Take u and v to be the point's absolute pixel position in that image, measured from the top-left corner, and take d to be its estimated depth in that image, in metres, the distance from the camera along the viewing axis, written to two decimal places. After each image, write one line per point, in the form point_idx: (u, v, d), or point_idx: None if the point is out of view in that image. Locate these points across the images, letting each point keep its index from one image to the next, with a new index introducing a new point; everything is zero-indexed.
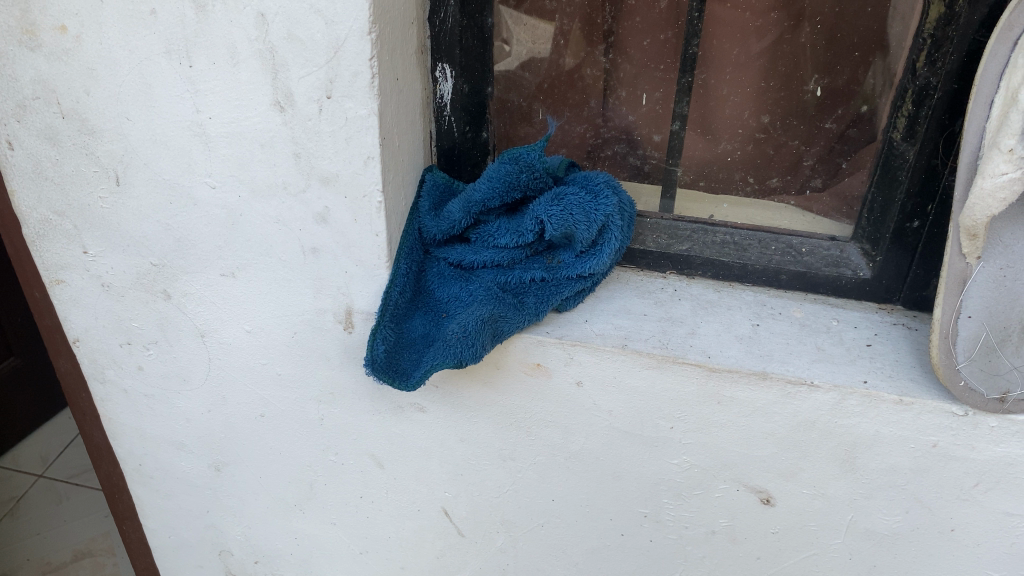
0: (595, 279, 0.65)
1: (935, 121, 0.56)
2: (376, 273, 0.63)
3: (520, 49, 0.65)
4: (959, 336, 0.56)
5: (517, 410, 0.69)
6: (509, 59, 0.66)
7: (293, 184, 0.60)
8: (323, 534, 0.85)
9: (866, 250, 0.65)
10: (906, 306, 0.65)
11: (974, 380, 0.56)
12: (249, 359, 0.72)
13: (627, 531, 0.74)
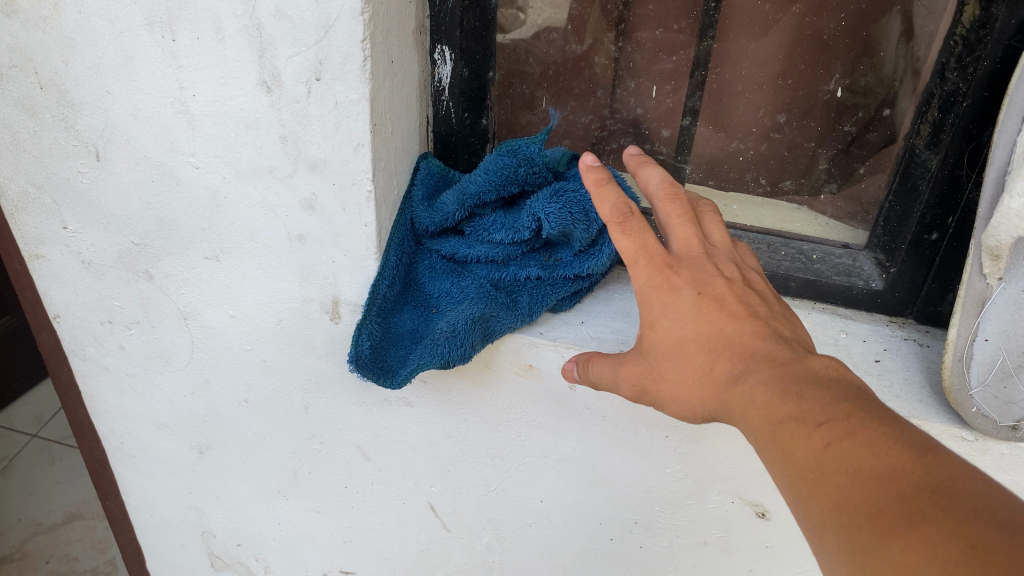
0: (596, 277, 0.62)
1: (961, 130, 0.53)
2: (364, 264, 0.60)
3: (535, 16, 0.61)
4: (974, 360, 0.53)
5: (508, 410, 0.67)
6: (523, 27, 0.61)
7: (279, 168, 0.58)
8: (306, 521, 0.83)
9: (879, 261, 0.62)
10: (918, 321, 0.62)
11: (987, 406, 0.53)
12: (233, 344, 0.70)
13: (617, 536, 0.72)
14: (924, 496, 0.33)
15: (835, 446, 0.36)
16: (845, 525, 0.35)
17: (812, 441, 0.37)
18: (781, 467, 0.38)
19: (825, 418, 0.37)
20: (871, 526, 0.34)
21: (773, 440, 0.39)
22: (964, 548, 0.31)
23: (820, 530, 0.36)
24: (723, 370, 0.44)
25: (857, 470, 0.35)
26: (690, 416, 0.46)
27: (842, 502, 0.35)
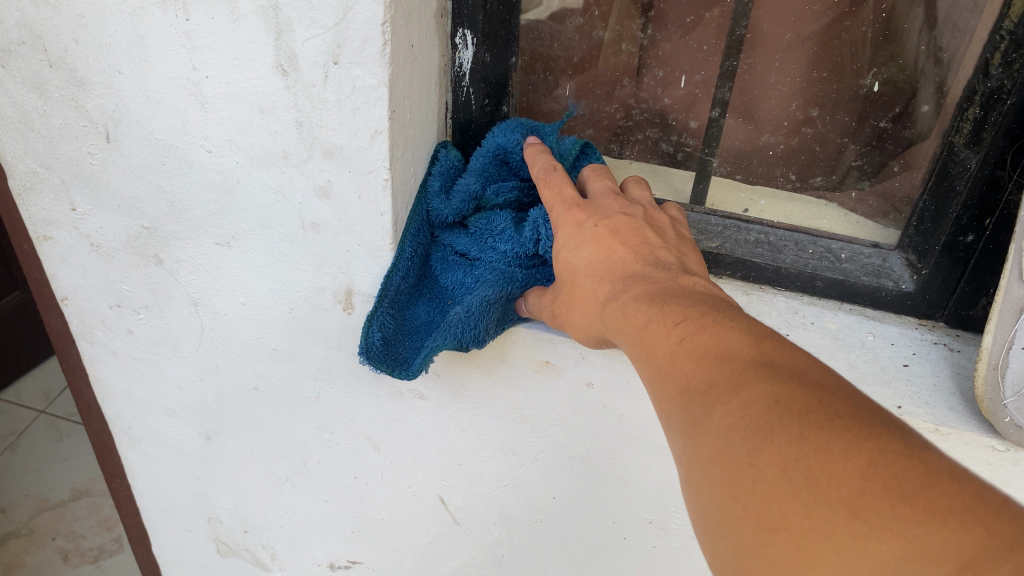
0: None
1: (1004, 128, 0.51)
2: (379, 255, 0.59)
3: None
4: (1010, 368, 0.51)
5: (522, 406, 0.65)
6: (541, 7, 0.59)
7: (294, 154, 0.56)
8: (314, 510, 0.82)
9: (910, 261, 0.60)
10: (949, 325, 0.61)
11: (1021, 416, 0.51)
12: (243, 331, 0.68)
13: (630, 535, 0.70)
14: (751, 370, 0.34)
15: (681, 338, 0.38)
16: (683, 405, 0.36)
17: (665, 333, 0.39)
18: (646, 369, 0.40)
19: (681, 318, 0.39)
20: (705, 403, 0.35)
21: (637, 338, 0.41)
22: (769, 405, 0.32)
23: (668, 414, 0.37)
24: (603, 289, 0.47)
25: (702, 355, 0.36)
26: (589, 337, 0.50)
27: (685, 386, 0.36)
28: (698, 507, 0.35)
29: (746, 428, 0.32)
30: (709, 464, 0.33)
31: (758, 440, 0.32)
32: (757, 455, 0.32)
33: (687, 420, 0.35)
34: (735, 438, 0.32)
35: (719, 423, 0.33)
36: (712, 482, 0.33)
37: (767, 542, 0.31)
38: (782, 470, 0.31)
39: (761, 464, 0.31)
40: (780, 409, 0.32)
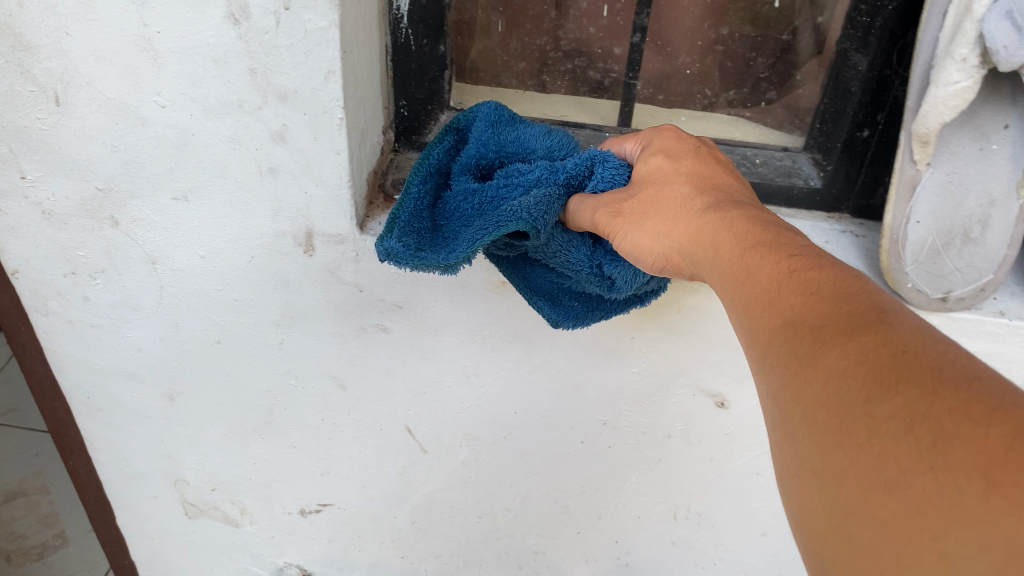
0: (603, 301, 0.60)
1: (887, 31, 0.58)
2: (337, 193, 0.62)
3: None
4: (908, 241, 0.59)
5: (480, 327, 0.70)
6: None
7: (248, 102, 0.58)
8: (282, 457, 0.85)
9: (816, 160, 0.68)
10: (854, 215, 0.68)
11: (919, 282, 0.59)
12: (203, 285, 0.71)
13: (587, 439, 0.76)
14: (877, 315, 0.34)
15: (794, 273, 0.37)
16: (788, 340, 0.35)
17: (774, 264, 0.38)
18: (738, 294, 0.40)
19: (796, 257, 0.38)
20: (812, 334, 0.34)
21: (733, 266, 0.41)
22: (895, 353, 0.31)
23: (766, 348, 0.36)
24: (697, 200, 0.48)
25: (815, 293, 0.36)
26: (641, 256, 0.50)
27: (796, 322, 0.35)
28: (789, 444, 0.33)
29: (865, 362, 0.31)
30: (816, 409, 0.32)
31: (878, 372, 0.31)
32: (875, 405, 0.30)
33: (791, 354, 0.34)
34: (850, 382, 0.31)
35: (832, 362, 0.32)
36: (813, 425, 0.32)
37: (868, 469, 0.29)
38: (906, 424, 0.29)
39: (875, 397, 0.30)
40: (910, 356, 0.31)
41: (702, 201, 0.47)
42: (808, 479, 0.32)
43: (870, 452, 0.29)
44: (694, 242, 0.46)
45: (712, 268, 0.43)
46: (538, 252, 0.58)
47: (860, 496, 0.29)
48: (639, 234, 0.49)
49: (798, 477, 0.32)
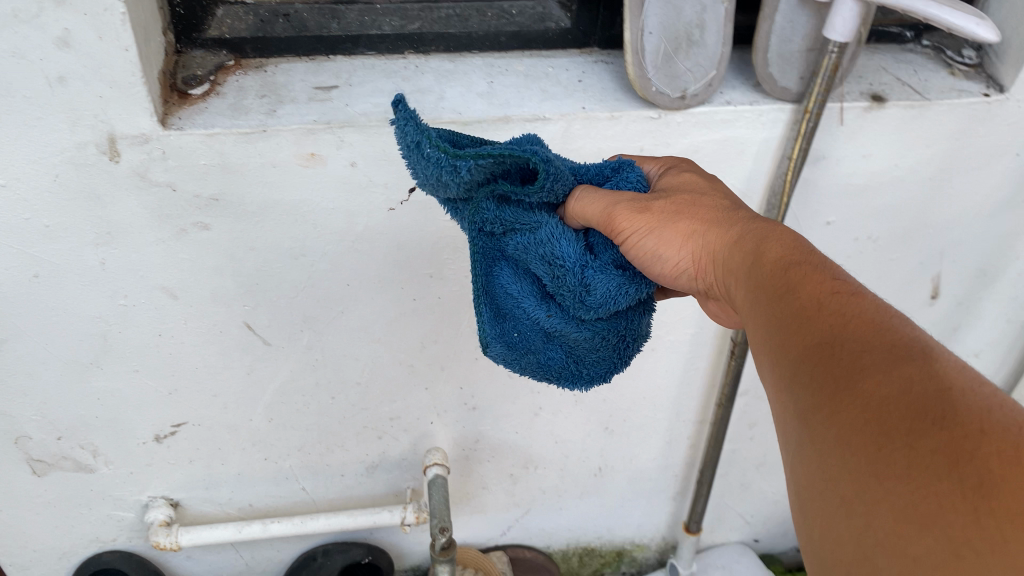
0: (553, 330, 0.60)
1: None
2: (134, 92, 0.65)
3: None
4: (645, 52, 0.69)
5: (299, 206, 0.75)
6: None
7: (23, 10, 0.59)
8: (127, 385, 0.86)
9: (563, 3, 0.78)
10: (600, 47, 0.81)
11: (661, 86, 0.71)
12: (8, 216, 0.70)
13: (418, 295, 0.84)
14: (915, 343, 0.38)
15: (837, 296, 0.42)
16: (825, 360, 0.39)
17: (818, 286, 0.43)
18: (772, 314, 0.45)
19: (836, 285, 0.42)
20: (848, 361, 0.38)
21: (771, 283, 0.46)
22: (939, 388, 0.35)
23: (802, 365, 0.41)
24: (721, 212, 0.55)
25: (853, 316, 0.40)
26: (655, 257, 0.56)
27: (837, 336, 0.40)
28: (817, 464, 0.37)
29: (904, 389, 0.35)
30: (854, 428, 0.36)
31: (913, 398, 0.35)
32: (917, 441, 0.34)
33: (830, 372, 0.39)
34: (890, 414, 0.35)
35: (874, 390, 0.36)
36: (848, 441, 0.36)
37: (896, 483, 0.33)
38: (947, 464, 0.32)
39: (914, 424, 0.34)
40: (953, 393, 0.34)
41: (721, 215, 0.55)
42: (829, 488, 0.37)
43: (898, 467, 0.34)
44: (722, 248, 0.53)
45: (748, 276, 0.49)
46: (520, 248, 0.58)
47: (885, 514, 0.33)
48: (659, 238, 0.55)
49: (823, 497, 0.37)
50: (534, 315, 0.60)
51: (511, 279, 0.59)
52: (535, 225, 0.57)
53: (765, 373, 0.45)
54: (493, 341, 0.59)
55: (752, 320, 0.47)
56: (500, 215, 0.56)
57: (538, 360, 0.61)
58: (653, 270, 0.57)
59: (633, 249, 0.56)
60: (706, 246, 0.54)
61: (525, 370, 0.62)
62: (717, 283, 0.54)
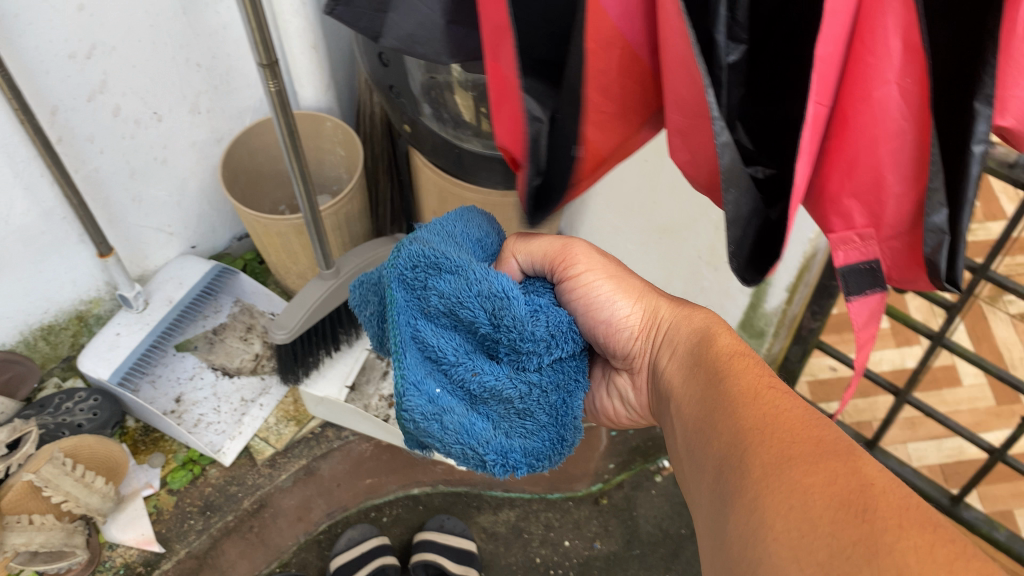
0: (479, 389, 0.66)
1: None
2: None
3: None
4: None
5: None
6: None
7: None
8: None
9: None
10: None
11: None
12: None
13: None
14: (840, 445, 0.52)
15: (767, 392, 0.58)
16: (754, 447, 0.54)
17: (758, 383, 0.59)
18: (714, 403, 0.61)
19: (769, 387, 0.59)
20: (788, 448, 0.53)
21: (721, 367, 0.64)
22: (856, 488, 0.48)
23: (730, 454, 0.55)
24: (652, 295, 0.76)
25: (784, 422, 0.55)
26: (607, 294, 0.74)
27: (768, 426, 0.55)
28: (740, 525, 0.50)
29: (829, 483, 0.49)
30: (782, 498, 0.49)
31: (836, 490, 0.48)
32: (838, 526, 0.46)
33: (767, 459, 0.52)
34: (813, 498, 0.48)
35: (805, 477, 0.50)
36: (779, 519, 0.48)
37: (821, 564, 0.44)
38: (860, 543, 0.44)
39: (836, 516, 0.47)
40: (870, 489, 0.48)
41: (654, 295, 0.76)
42: (754, 522, 0.50)
43: (825, 541, 0.45)
44: (664, 314, 0.74)
45: (705, 347, 0.68)
46: (446, 291, 0.63)
47: (806, 564, 0.45)
48: (604, 289, 0.74)
49: (741, 534, 0.50)
50: (458, 376, 0.65)
51: (433, 336, 0.64)
52: (467, 271, 0.64)
53: (706, 455, 0.58)
54: (410, 391, 0.61)
55: (694, 399, 0.64)
56: (428, 253, 0.64)
57: (462, 425, 0.64)
58: (593, 328, 0.75)
59: (578, 288, 0.73)
60: (647, 312, 0.75)
61: (447, 438, 0.63)
62: (655, 346, 0.74)
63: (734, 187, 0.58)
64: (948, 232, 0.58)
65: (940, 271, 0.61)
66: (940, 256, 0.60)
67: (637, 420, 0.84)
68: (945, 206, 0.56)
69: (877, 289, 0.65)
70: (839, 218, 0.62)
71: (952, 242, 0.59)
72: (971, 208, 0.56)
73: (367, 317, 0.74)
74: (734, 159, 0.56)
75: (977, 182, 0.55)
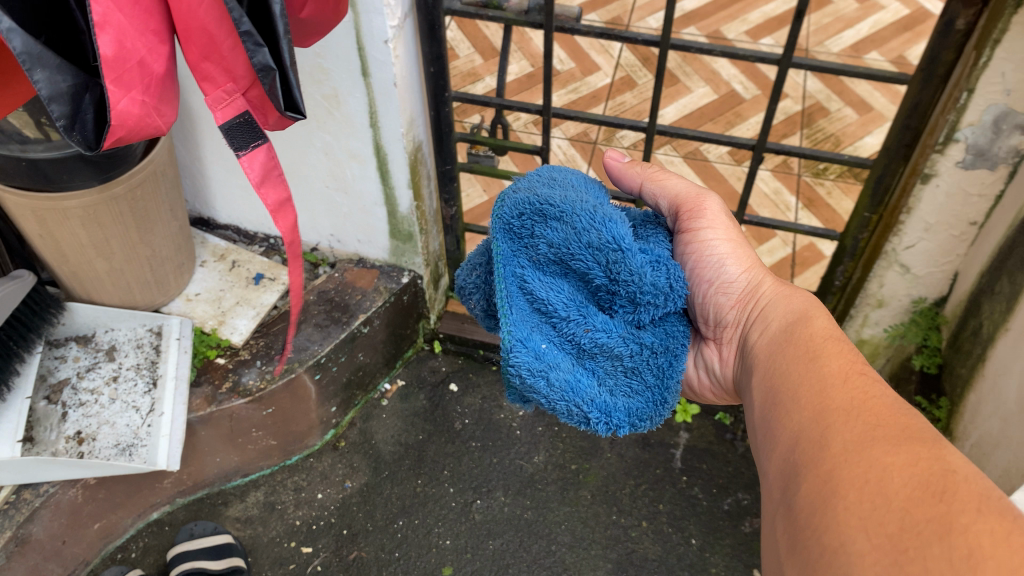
0: (589, 344, 0.72)
1: None
2: None
3: None
4: None
5: None
6: None
7: None
8: None
9: None
10: None
11: None
12: None
13: None
14: (928, 435, 0.53)
15: (855, 377, 0.61)
16: (842, 423, 0.56)
17: (846, 366, 0.62)
18: (799, 378, 0.64)
19: (861, 371, 0.61)
20: (871, 425, 0.55)
21: (812, 346, 0.67)
22: (940, 471, 0.50)
23: (814, 424, 0.58)
24: (756, 274, 0.81)
25: (873, 407, 0.57)
26: (721, 254, 0.81)
27: (857, 409, 0.57)
28: (812, 499, 0.53)
29: (910, 463, 0.51)
30: (860, 475, 0.51)
31: (917, 471, 0.50)
32: (921, 505, 0.48)
33: (849, 436, 0.55)
34: (893, 474, 0.50)
35: (884, 454, 0.52)
36: (853, 493, 0.51)
37: (896, 536, 0.47)
38: (935, 522, 0.46)
39: (916, 495, 0.48)
40: (953, 474, 0.49)
41: (764, 277, 0.81)
42: (826, 492, 0.52)
43: (896, 516, 0.48)
44: (766, 289, 0.79)
45: (800, 324, 0.71)
46: (557, 242, 0.70)
47: (875, 534, 0.47)
48: (719, 248, 0.81)
49: (812, 496, 0.53)
50: (568, 332, 0.72)
51: (544, 291, 0.71)
52: (572, 217, 0.70)
53: (781, 427, 0.61)
54: (518, 348, 0.67)
55: (782, 376, 0.67)
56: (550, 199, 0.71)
57: (566, 383, 0.70)
58: (699, 287, 0.83)
59: (694, 242, 0.81)
60: (751, 282, 0.80)
61: (552, 394, 0.69)
62: (749, 317, 0.78)
63: (43, 67, 0.63)
64: (274, 69, 0.67)
65: (280, 103, 0.69)
66: (277, 91, 0.68)
67: (721, 395, 0.87)
68: (261, 46, 0.66)
69: (261, 141, 0.71)
70: (200, 82, 0.68)
71: (286, 77, 0.69)
72: (285, 41, 0.67)
73: (466, 271, 0.79)
74: (29, 42, 0.61)
75: (281, 20, 0.67)
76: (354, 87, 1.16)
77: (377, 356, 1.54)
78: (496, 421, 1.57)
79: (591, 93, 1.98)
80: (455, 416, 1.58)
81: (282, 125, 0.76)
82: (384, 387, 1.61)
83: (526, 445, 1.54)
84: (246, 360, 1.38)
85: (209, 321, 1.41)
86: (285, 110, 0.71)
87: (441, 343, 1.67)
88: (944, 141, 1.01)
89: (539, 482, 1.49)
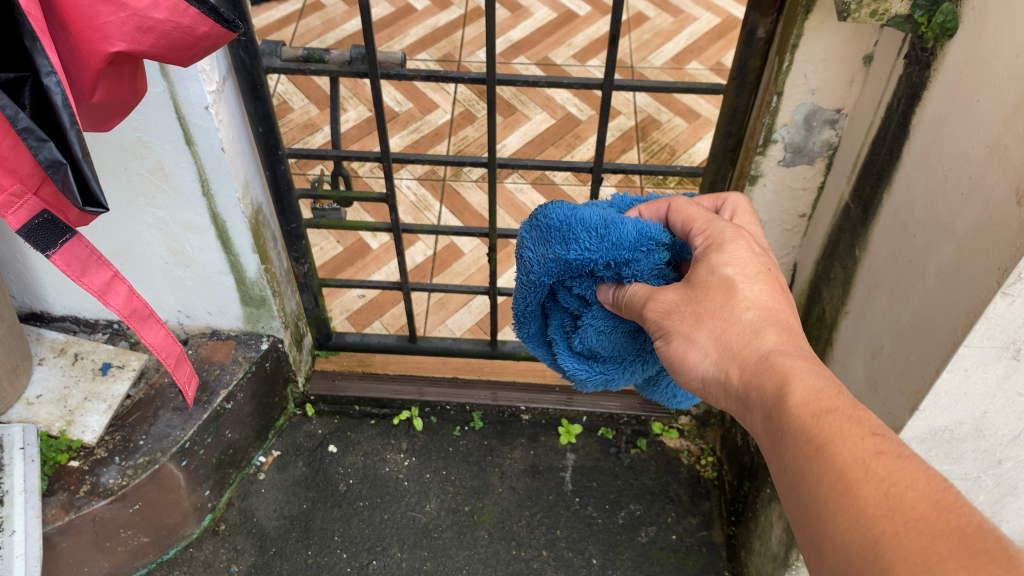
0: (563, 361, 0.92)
1: None
2: None
3: None
4: None
5: None
6: None
7: None
8: None
9: None
10: None
11: None
12: None
13: None
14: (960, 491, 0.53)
15: (858, 437, 0.58)
16: (868, 491, 0.54)
17: (844, 428, 0.58)
18: (805, 452, 0.60)
19: (861, 430, 0.58)
20: (897, 492, 0.53)
21: (803, 408, 0.61)
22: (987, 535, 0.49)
23: (836, 495, 0.56)
24: (730, 296, 0.72)
25: (889, 469, 0.55)
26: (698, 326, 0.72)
27: (873, 474, 0.55)
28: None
29: (953, 527, 0.50)
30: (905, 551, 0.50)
31: (963, 540, 0.49)
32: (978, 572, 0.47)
33: (877, 505, 0.53)
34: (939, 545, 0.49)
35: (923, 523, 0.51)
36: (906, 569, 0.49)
37: None
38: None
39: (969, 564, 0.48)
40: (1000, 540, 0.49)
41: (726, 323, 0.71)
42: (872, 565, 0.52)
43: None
44: (740, 353, 0.69)
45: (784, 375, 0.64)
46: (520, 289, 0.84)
47: None
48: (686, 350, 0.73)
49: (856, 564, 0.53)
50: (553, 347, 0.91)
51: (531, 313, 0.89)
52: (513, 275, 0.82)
53: (798, 502, 0.60)
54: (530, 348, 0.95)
55: (778, 445, 0.63)
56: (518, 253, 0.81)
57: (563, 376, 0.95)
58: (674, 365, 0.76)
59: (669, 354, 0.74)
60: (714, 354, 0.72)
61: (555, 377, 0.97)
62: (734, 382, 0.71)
63: None
64: (64, 162, 0.63)
65: (74, 196, 0.65)
66: (72, 185, 0.65)
67: None
68: (45, 141, 0.61)
69: (69, 235, 0.70)
70: None
71: (78, 166, 0.65)
72: (74, 131, 0.62)
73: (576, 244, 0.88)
74: None
75: (66, 110, 0.61)
76: (179, 158, 1.11)
77: (246, 429, 1.48)
78: (382, 476, 1.53)
79: (433, 131, 1.97)
80: (338, 478, 1.53)
81: (86, 218, 0.72)
82: (259, 461, 1.54)
83: (416, 496, 1.51)
84: (103, 459, 1.29)
85: (55, 423, 1.29)
86: (84, 206, 0.67)
87: (314, 406, 1.62)
88: (763, 143, 1.07)
89: (434, 531, 1.46)
